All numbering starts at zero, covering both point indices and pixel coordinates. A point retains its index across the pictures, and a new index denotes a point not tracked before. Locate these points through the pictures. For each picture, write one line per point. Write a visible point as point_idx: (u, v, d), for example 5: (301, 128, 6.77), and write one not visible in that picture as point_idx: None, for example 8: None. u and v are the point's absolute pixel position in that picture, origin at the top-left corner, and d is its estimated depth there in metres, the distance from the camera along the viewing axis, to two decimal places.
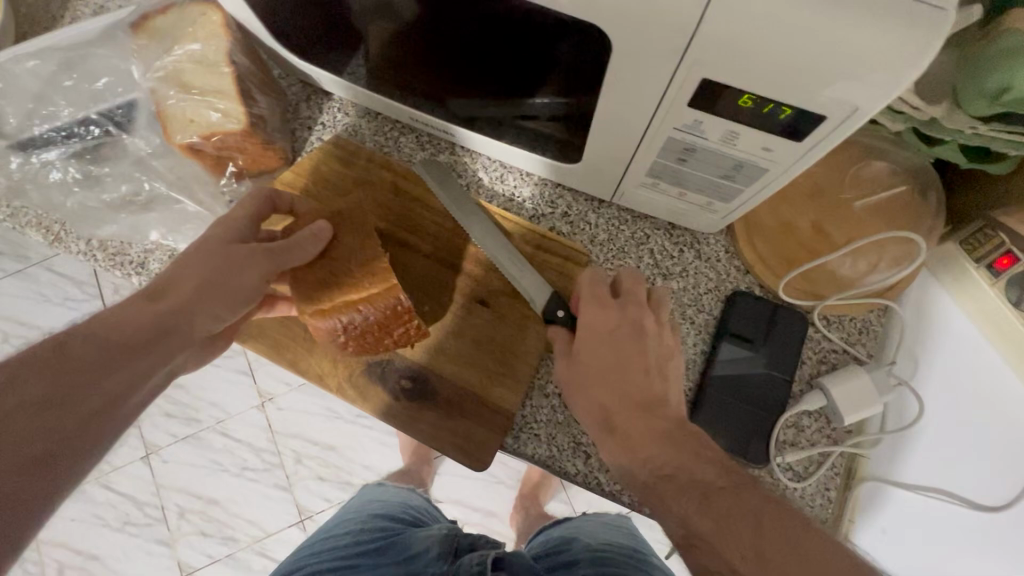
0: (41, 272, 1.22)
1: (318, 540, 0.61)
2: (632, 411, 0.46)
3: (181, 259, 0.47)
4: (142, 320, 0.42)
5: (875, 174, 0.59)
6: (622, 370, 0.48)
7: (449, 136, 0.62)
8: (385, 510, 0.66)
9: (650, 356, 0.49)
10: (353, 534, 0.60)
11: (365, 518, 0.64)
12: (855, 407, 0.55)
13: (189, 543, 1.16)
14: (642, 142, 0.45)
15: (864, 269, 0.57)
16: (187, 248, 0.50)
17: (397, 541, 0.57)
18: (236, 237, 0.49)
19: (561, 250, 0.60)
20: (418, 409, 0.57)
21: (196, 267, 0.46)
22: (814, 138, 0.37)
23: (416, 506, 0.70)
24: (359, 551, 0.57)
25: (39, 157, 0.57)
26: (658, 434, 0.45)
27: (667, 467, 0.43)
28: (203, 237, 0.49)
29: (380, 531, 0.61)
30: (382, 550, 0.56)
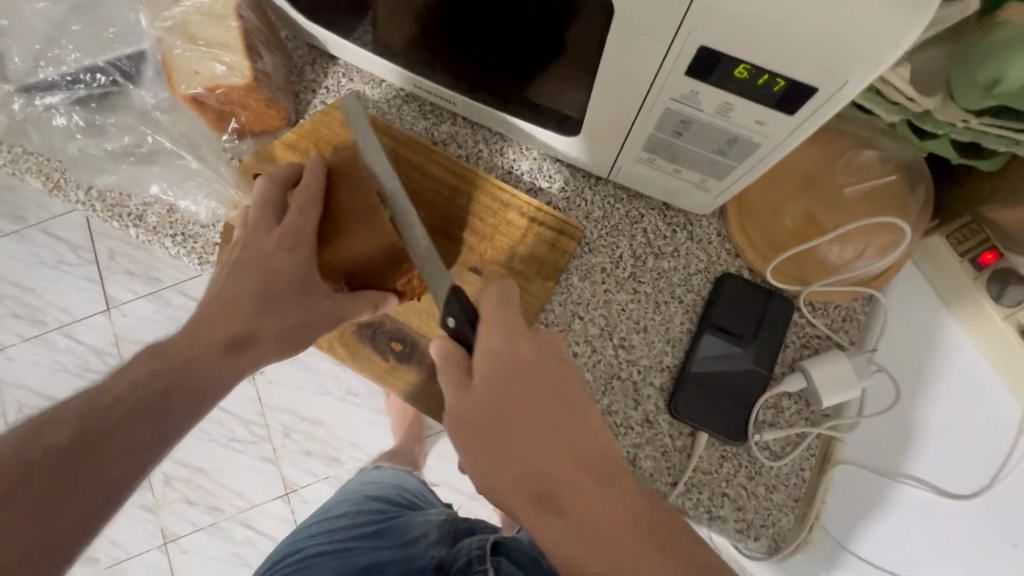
0: (37, 235, 1.22)
1: (315, 523, 0.63)
2: (565, 467, 0.40)
3: (253, 291, 0.47)
4: (224, 377, 0.44)
5: (865, 163, 0.60)
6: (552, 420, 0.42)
7: (451, 105, 0.62)
8: (380, 493, 0.68)
9: (582, 397, 0.45)
10: (349, 517, 0.62)
11: (361, 501, 0.66)
12: (835, 390, 0.56)
13: (174, 510, 1.17)
14: (640, 113, 0.46)
15: (850, 256, 0.58)
16: (250, 234, 0.51)
17: (393, 525, 0.59)
18: (290, 236, 0.50)
19: (557, 224, 0.61)
20: (409, 369, 0.59)
21: (280, 312, 0.48)
22: (807, 111, 0.38)
23: (410, 489, 0.72)
24: (355, 533, 0.58)
25: (43, 101, 0.59)
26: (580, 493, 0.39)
27: (613, 537, 0.37)
28: (268, 250, 0.49)
29: (375, 513, 0.62)
30: (378, 534, 0.57)
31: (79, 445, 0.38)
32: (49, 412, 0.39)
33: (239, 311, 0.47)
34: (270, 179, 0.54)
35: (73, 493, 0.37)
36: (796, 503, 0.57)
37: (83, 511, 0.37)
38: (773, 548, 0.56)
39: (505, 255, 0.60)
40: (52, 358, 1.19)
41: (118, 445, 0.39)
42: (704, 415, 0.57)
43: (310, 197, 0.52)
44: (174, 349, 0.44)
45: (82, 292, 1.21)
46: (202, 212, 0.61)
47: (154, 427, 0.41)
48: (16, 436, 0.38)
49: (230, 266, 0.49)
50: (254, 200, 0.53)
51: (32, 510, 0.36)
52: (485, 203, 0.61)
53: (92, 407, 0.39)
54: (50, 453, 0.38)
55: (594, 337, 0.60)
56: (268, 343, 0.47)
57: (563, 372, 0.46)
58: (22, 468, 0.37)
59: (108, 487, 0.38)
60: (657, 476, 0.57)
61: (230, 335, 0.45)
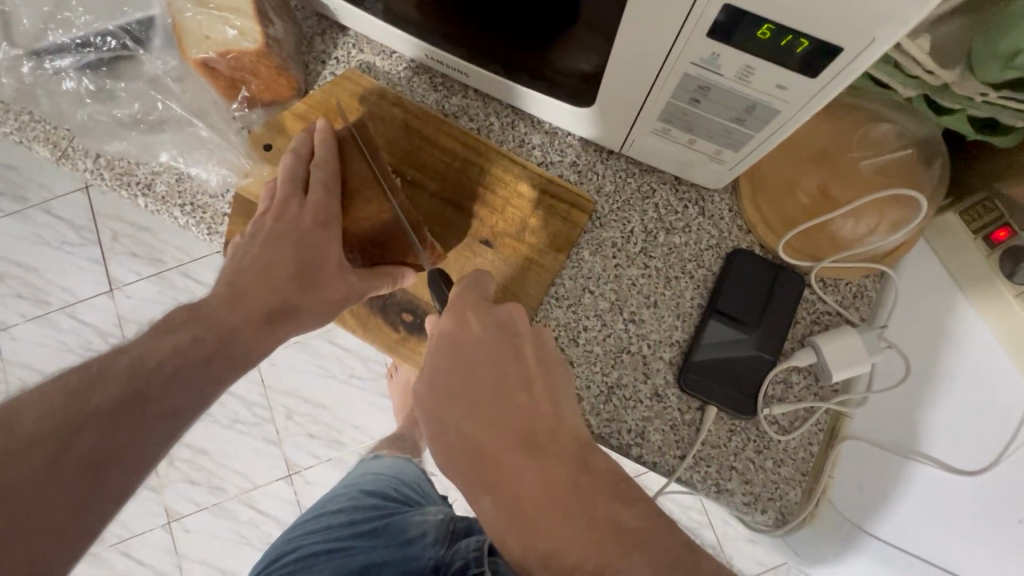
0: (38, 215, 1.22)
1: (312, 518, 0.60)
2: (501, 440, 0.39)
3: (289, 265, 0.50)
4: (260, 346, 0.47)
5: (881, 137, 0.59)
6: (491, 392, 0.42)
7: (462, 77, 0.62)
8: (378, 487, 0.66)
9: (531, 367, 0.43)
10: (347, 513, 0.59)
11: (358, 495, 0.63)
12: (844, 366, 0.56)
13: (177, 489, 1.18)
14: (658, 80, 0.46)
15: (863, 231, 0.58)
16: (279, 207, 0.52)
17: (391, 523, 0.56)
18: (320, 211, 0.52)
19: (569, 195, 0.61)
20: (419, 340, 0.59)
21: (314, 286, 0.50)
22: (830, 75, 0.38)
23: (407, 483, 0.70)
24: (353, 532, 0.55)
25: (53, 64, 0.58)
26: (527, 461, 0.38)
27: (538, 510, 0.36)
28: (303, 225, 0.51)
29: (373, 508, 0.60)
30: (377, 532, 0.55)
31: (126, 404, 0.40)
32: (91, 370, 0.40)
33: (275, 284, 0.49)
34: (293, 154, 0.55)
35: (119, 449, 0.39)
36: (803, 477, 0.57)
37: (128, 467, 0.39)
38: (780, 520, 0.56)
39: (517, 228, 0.60)
40: (55, 337, 1.19)
41: (157, 408, 0.41)
42: (713, 389, 0.57)
43: (329, 171, 0.54)
44: (213, 317, 0.46)
45: (84, 272, 1.20)
46: (213, 180, 0.61)
47: (192, 393, 0.43)
48: (61, 392, 0.39)
49: (263, 240, 0.51)
50: (281, 174, 0.54)
51: (77, 465, 0.37)
52: (496, 174, 0.61)
53: (137, 368, 0.41)
54: (97, 411, 0.39)
55: (604, 311, 0.60)
56: (303, 316, 0.50)
57: (511, 343, 0.44)
58: (70, 423, 0.38)
59: (143, 447, 0.40)
60: (666, 449, 0.57)
61: (267, 308, 0.48)
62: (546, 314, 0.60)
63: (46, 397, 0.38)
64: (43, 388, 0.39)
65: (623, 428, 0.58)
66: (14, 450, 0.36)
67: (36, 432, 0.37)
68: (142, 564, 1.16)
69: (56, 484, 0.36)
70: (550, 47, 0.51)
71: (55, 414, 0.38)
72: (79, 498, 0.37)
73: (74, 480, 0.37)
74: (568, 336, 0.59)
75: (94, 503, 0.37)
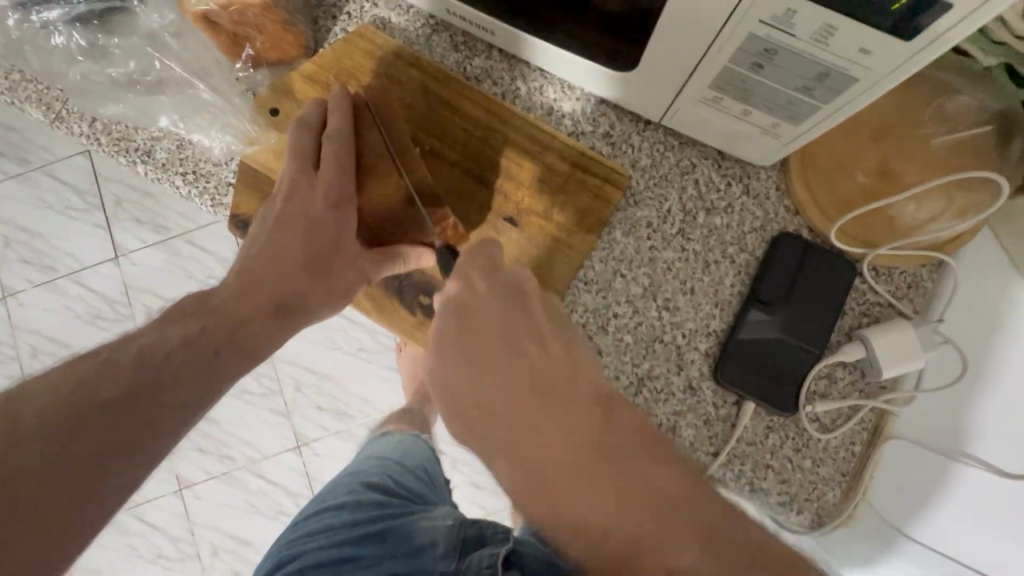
0: (41, 177, 1.18)
1: (311, 518, 0.58)
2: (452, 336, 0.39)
3: (301, 253, 0.46)
4: (274, 339, 0.44)
5: (947, 113, 0.54)
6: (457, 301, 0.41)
7: (487, 35, 0.56)
8: (382, 479, 0.63)
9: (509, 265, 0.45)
10: (351, 511, 0.57)
11: (361, 489, 0.60)
12: (898, 363, 0.52)
13: (187, 458, 1.17)
14: (717, 40, 0.40)
15: (923, 218, 0.53)
16: (292, 185, 0.48)
17: (398, 527, 0.53)
18: (331, 190, 0.48)
19: (602, 169, 0.56)
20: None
21: (324, 273, 0.47)
22: (930, 36, 0.33)
23: (411, 471, 0.68)
24: (357, 535, 0.53)
25: (39, 16, 0.50)
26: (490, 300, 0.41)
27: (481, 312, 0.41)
28: (315, 210, 0.47)
29: (377, 506, 0.57)
30: (382, 537, 0.52)
31: (138, 395, 0.37)
32: (100, 358, 0.37)
33: (286, 270, 0.45)
34: (299, 123, 0.50)
35: (131, 439, 0.36)
36: (844, 478, 0.53)
37: (139, 460, 0.36)
38: (816, 522, 0.53)
39: (544, 205, 0.55)
40: (61, 304, 1.17)
41: (168, 401, 0.37)
42: (751, 383, 0.53)
43: (341, 142, 0.49)
44: (224, 305, 0.43)
45: (89, 238, 1.17)
46: (215, 148, 0.57)
47: (201, 386, 0.39)
48: (67, 380, 0.35)
49: (274, 224, 0.47)
50: (289, 149, 0.49)
51: (86, 457, 0.34)
52: (522, 143, 0.56)
53: (146, 358, 0.38)
54: (103, 404, 0.35)
55: (636, 296, 0.56)
56: (313, 302, 0.46)
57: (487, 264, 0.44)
58: (77, 415, 0.35)
59: (150, 443, 0.36)
60: (699, 445, 0.54)
61: (277, 298, 0.45)
62: (574, 300, 0.56)
63: (49, 389, 0.35)
64: (47, 376, 0.36)
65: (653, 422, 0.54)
66: (19, 439, 0.33)
67: (40, 424, 0.33)
68: (155, 528, 1.17)
69: (62, 477, 0.33)
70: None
71: (60, 405, 0.34)
72: (87, 491, 0.34)
73: (86, 471, 0.34)
74: (596, 324, 0.55)
75: (102, 496, 0.34)
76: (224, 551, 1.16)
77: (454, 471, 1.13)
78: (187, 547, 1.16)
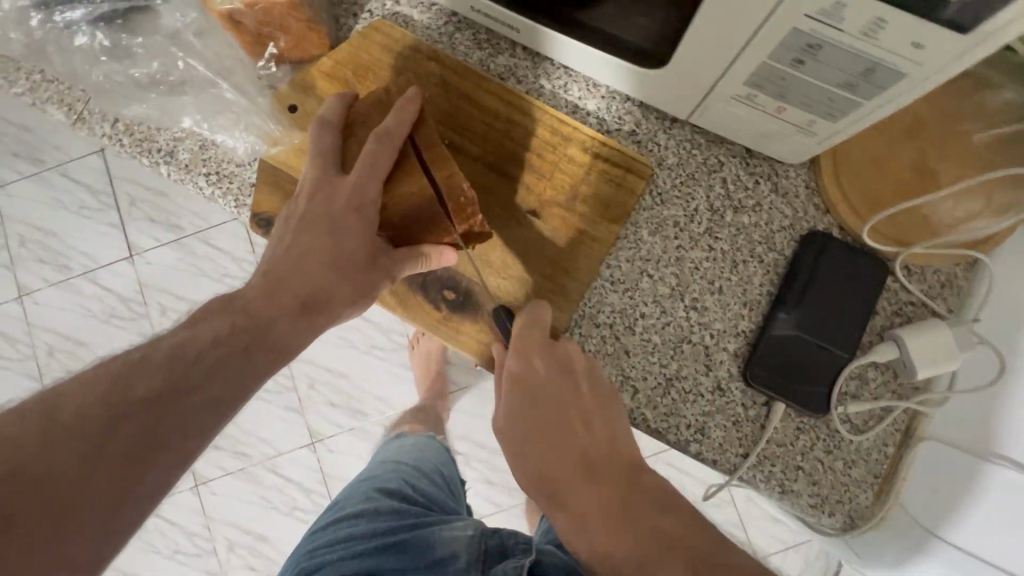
0: (56, 177, 1.18)
1: (331, 526, 0.58)
2: (613, 532, 0.37)
3: (323, 255, 0.46)
4: (299, 337, 0.44)
5: (980, 109, 0.53)
6: (587, 467, 0.40)
7: (512, 34, 0.55)
8: (397, 484, 0.63)
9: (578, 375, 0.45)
10: (369, 519, 0.57)
11: (377, 496, 0.60)
12: (934, 363, 0.50)
13: (204, 455, 1.18)
14: (757, 35, 0.39)
15: (960, 216, 0.52)
16: (317, 187, 0.47)
17: (418, 535, 0.53)
18: (351, 191, 0.46)
19: (624, 159, 0.55)
20: (463, 321, 0.55)
21: (346, 275, 0.46)
22: (988, 29, 0.32)
23: (425, 475, 0.68)
24: (377, 545, 0.53)
25: (62, 17, 0.51)
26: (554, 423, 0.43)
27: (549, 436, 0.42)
28: (337, 209, 0.46)
29: (396, 513, 0.57)
30: (403, 547, 0.52)
31: (170, 394, 0.37)
32: (132, 357, 0.37)
33: (311, 271, 0.45)
34: (318, 122, 0.49)
35: (164, 438, 0.36)
36: (875, 480, 0.53)
37: (172, 459, 0.36)
38: (847, 525, 0.53)
39: (566, 198, 0.55)
40: (78, 303, 1.18)
41: (200, 401, 0.37)
42: (782, 386, 0.52)
43: (385, 142, 0.47)
44: (253, 305, 0.43)
45: (105, 238, 1.17)
46: (238, 148, 0.56)
47: (230, 385, 0.39)
48: (101, 379, 0.36)
49: (296, 225, 0.47)
50: (311, 149, 0.49)
51: (121, 457, 0.34)
52: (544, 139, 0.55)
53: (177, 357, 0.38)
54: (136, 402, 0.36)
55: (663, 296, 0.55)
56: (338, 302, 0.46)
57: (579, 400, 0.44)
58: (111, 413, 0.35)
59: (182, 442, 0.36)
60: (727, 447, 0.53)
61: (302, 298, 0.44)
62: (600, 300, 0.55)
63: (84, 387, 0.35)
64: (80, 375, 0.36)
65: (681, 423, 0.54)
66: (54, 437, 0.33)
67: (76, 423, 0.34)
68: (174, 524, 1.18)
69: (100, 475, 0.33)
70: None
71: (96, 405, 0.35)
72: (122, 488, 0.34)
73: (122, 469, 0.34)
74: (623, 324, 0.55)
75: (135, 494, 0.34)
76: (240, 547, 1.17)
77: (469, 468, 1.12)
78: (204, 542, 1.17)
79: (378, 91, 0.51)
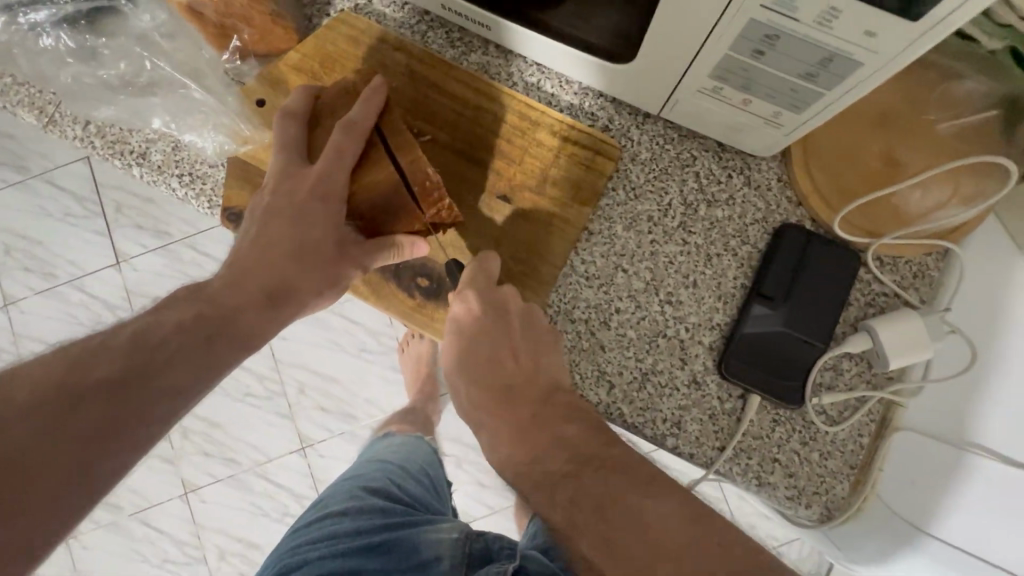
0: (40, 185, 1.17)
1: (314, 524, 0.57)
2: (514, 442, 0.42)
3: (289, 246, 0.46)
4: (265, 329, 0.44)
5: (948, 100, 0.53)
6: (504, 390, 0.45)
7: (483, 31, 0.55)
8: (383, 484, 0.63)
9: (511, 316, 0.49)
10: (353, 518, 0.56)
11: (362, 495, 0.60)
12: (905, 352, 0.51)
13: (192, 462, 1.17)
14: (717, 28, 0.39)
15: (929, 206, 0.52)
16: (283, 178, 0.47)
17: (402, 537, 0.52)
18: (316, 181, 0.46)
19: (591, 143, 0.56)
20: (437, 307, 0.55)
21: (312, 269, 0.46)
22: (938, 16, 0.32)
23: (411, 475, 0.67)
24: (360, 545, 0.52)
25: (27, 18, 0.51)
26: (484, 362, 0.47)
27: (478, 374, 0.47)
28: (300, 196, 0.46)
29: (380, 513, 0.56)
30: (387, 549, 0.52)
31: (129, 380, 0.36)
32: (92, 342, 0.37)
33: (277, 264, 0.45)
34: (283, 113, 0.49)
35: (121, 425, 0.35)
36: (852, 471, 0.53)
37: (129, 442, 0.35)
38: (826, 517, 0.53)
39: (536, 181, 0.55)
40: (63, 311, 1.17)
41: (162, 386, 0.37)
42: (754, 375, 0.52)
43: (351, 132, 0.47)
44: (220, 294, 0.43)
45: (90, 245, 1.16)
46: (210, 148, 0.56)
47: (193, 372, 0.39)
48: (60, 361, 0.35)
49: (261, 216, 0.47)
50: (276, 140, 0.49)
51: (76, 437, 0.34)
52: (513, 125, 0.56)
53: (139, 341, 0.38)
54: (94, 387, 0.35)
55: (638, 291, 0.55)
56: (304, 296, 0.46)
57: (507, 340, 0.47)
58: (66, 396, 0.34)
59: (139, 429, 0.36)
60: (704, 440, 0.53)
61: (269, 288, 0.45)
62: (576, 295, 0.55)
63: (42, 370, 0.35)
64: (39, 358, 0.35)
65: (657, 418, 0.54)
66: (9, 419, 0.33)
67: (30, 402, 0.33)
68: (163, 533, 1.17)
69: (55, 458, 0.33)
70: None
71: (52, 387, 0.34)
72: (75, 474, 0.33)
73: (76, 455, 0.33)
74: (599, 319, 0.55)
75: (89, 480, 0.34)
76: (231, 555, 1.16)
77: (460, 471, 1.12)
78: (194, 551, 1.16)
79: (344, 81, 0.51)
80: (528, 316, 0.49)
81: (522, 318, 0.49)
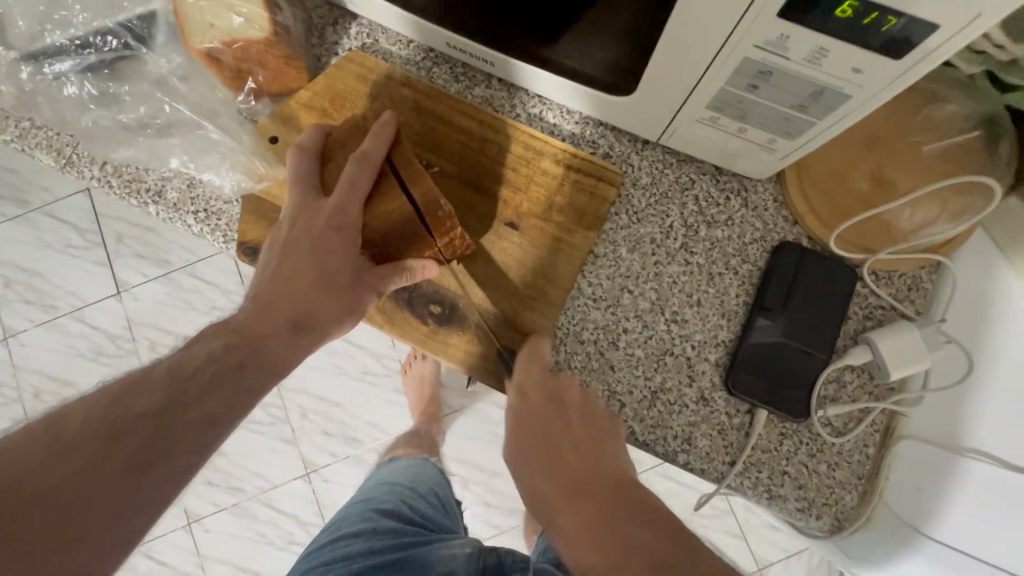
0: (41, 218, 1.18)
1: (328, 546, 0.58)
2: (587, 542, 0.35)
3: (310, 276, 0.47)
4: (289, 358, 0.45)
5: (931, 121, 0.56)
6: (573, 485, 0.38)
7: (487, 67, 0.57)
8: (395, 505, 0.63)
9: (572, 402, 0.45)
10: (366, 538, 0.57)
11: (376, 516, 0.60)
12: (904, 362, 0.52)
13: (195, 491, 1.16)
14: (713, 65, 0.42)
15: (919, 222, 0.55)
16: (299, 212, 0.49)
17: (416, 555, 0.53)
18: (333, 212, 0.48)
19: (595, 170, 0.58)
20: (449, 333, 0.56)
21: (333, 297, 0.47)
22: (920, 52, 0.34)
23: (422, 496, 0.68)
24: (374, 564, 0.53)
25: (51, 68, 0.55)
26: (543, 446, 0.42)
27: (537, 459, 0.41)
28: (317, 229, 0.48)
29: (394, 533, 0.57)
30: (400, 566, 0.52)
31: (165, 411, 0.38)
32: (131, 377, 0.39)
33: (298, 293, 0.46)
34: (296, 149, 0.51)
35: (162, 454, 0.37)
36: (859, 480, 0.54)
37: (168, 472, 0.37)
38: (835, 527, 0.54)
39: (543, 209, 0.57)
40: (65, 343, 1.17)
41: (198, 413, 0.39)
42: (760, 387, 0.54)
43: (363, 165, 0.49)
44: (247, 325, 0.44)
45: (92, 277, 1.17)
46: (226, 186, 0.58)
47: (228, 400, 0.40)
48: (102, 398, 0.37)
49: (280, 250, 0.48)
50: (291, 174, 0.51)
51: (121, 469, 0.35)
52: (518, 155, 0.58)
53: (175, 373, 0.39)
54: (134, 419, 0.37)
55: (644, 311, 0.57)
56: (326, 325, 0.47)
57: (570, 426, 0.43)
58: (111, 428, 0.36)
59: (178, 458, 0.37)
60: (714, 455, 0.55)
61: (293, 318, 0.46)
62: (584, 317, 0.57)
63: (87, 404, 0.36)
64: (84, 395, 0.37)
65: (668, 434, 0.55)
66: (60, 453, 0.34)
67: (78, 439, 0.35)
68: (166, 565, 1.15)
69: (102, 488, 0.34)
70: (577, 20, 0.47)
71: (97, 420, 0.36)
72: (123, 504, 0.35)
73: (122, 485, 0.35)
74: (607, 340, 0.56)
75: (134, 509, 0.35)
76: None
77: (467, 492, 1.12)
78: None
79: (355, 117, 0.53)
80: (592, 405, 0.46)
81: (586, 407, 0.45)
